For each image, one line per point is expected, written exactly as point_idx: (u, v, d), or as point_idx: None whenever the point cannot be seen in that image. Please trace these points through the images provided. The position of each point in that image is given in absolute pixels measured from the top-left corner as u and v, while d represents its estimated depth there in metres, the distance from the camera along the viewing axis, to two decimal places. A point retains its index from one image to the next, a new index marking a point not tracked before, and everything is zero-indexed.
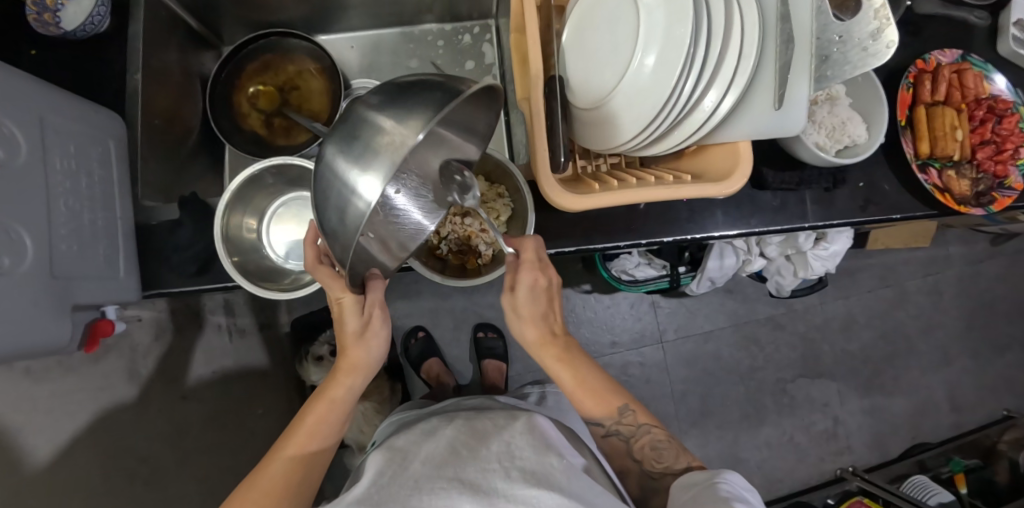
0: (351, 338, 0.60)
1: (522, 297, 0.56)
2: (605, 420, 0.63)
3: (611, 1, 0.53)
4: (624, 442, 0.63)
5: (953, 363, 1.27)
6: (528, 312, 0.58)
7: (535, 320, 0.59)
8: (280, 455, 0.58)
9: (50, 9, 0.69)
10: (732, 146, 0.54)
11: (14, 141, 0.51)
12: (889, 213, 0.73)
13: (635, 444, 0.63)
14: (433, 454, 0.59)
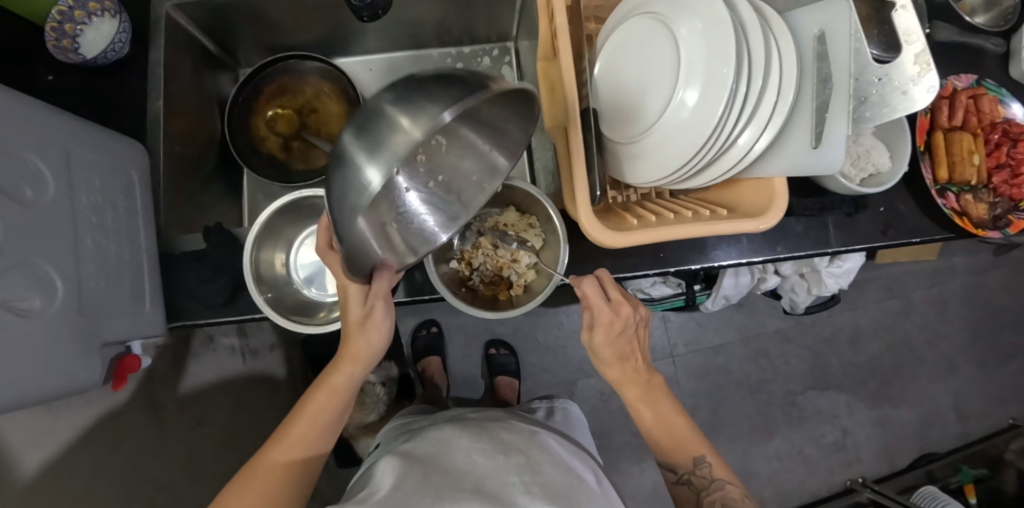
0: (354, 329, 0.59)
1: (598, 340, 0.60)
2: (677, 464, 0.64)
3: (648, 33, 0.53)
4: (694, 493, 0.62)
5: (959, 373, 1.29)
6: (610, 353, 0.62)
7: (616, 360, 0.62)
8: (277, 444, 0.57)
9: (68, 35, 0.66)
10: (767, 183, 0.54)
11: (40, 178, 0.50)
12: (907, 237, 0.74)
13: (706, 498, 0.61)
14: (458, 463, 0.59)
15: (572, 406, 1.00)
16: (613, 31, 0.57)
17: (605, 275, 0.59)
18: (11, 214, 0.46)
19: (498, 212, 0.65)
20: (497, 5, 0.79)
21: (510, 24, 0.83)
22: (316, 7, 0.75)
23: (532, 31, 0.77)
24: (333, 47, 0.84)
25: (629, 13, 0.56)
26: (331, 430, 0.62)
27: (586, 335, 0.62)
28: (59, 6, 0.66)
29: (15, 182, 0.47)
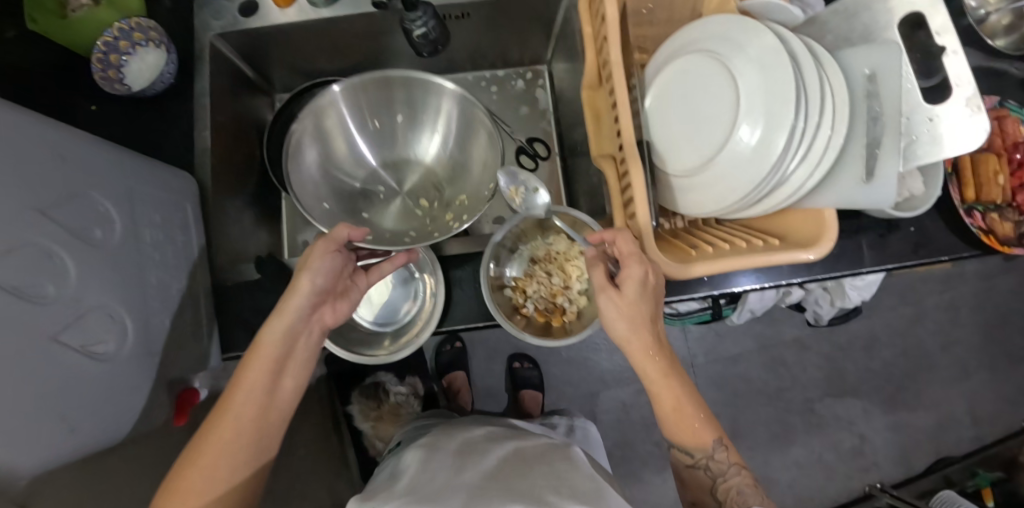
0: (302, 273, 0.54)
1: (629, 293, 0.53)
2: (693, 450, 0.59)
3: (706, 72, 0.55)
4: (709, 479, 0.59)
5: (972, 377, 1.32)
6: (633, 309, 0.54)
7: (641, 322, 0.54)
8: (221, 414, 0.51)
9: (113, 66, 0.67)
10: (817, 215, 0.56)
11: (108, 218, 0.50)
12: (939, 255, 0.76)
13: (720, 485, 0.58)
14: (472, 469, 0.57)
15: (591, 423, 1.02)
16: (665, 66, 0.59)
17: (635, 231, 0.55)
18: (83, 258, 0.47)
19: (551, 239, 0.67)
20: (534, 30, 0.80)
21: (544, 48, 0.85)
22: (357, 36, 0.76)
23: (571, 58, 0.78)
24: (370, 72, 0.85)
25: (682, 50, 0.59)
26: (281, 391, 0.54)
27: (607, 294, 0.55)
28: (105, 37, 0.66)
29: (85, 224, 0.48)
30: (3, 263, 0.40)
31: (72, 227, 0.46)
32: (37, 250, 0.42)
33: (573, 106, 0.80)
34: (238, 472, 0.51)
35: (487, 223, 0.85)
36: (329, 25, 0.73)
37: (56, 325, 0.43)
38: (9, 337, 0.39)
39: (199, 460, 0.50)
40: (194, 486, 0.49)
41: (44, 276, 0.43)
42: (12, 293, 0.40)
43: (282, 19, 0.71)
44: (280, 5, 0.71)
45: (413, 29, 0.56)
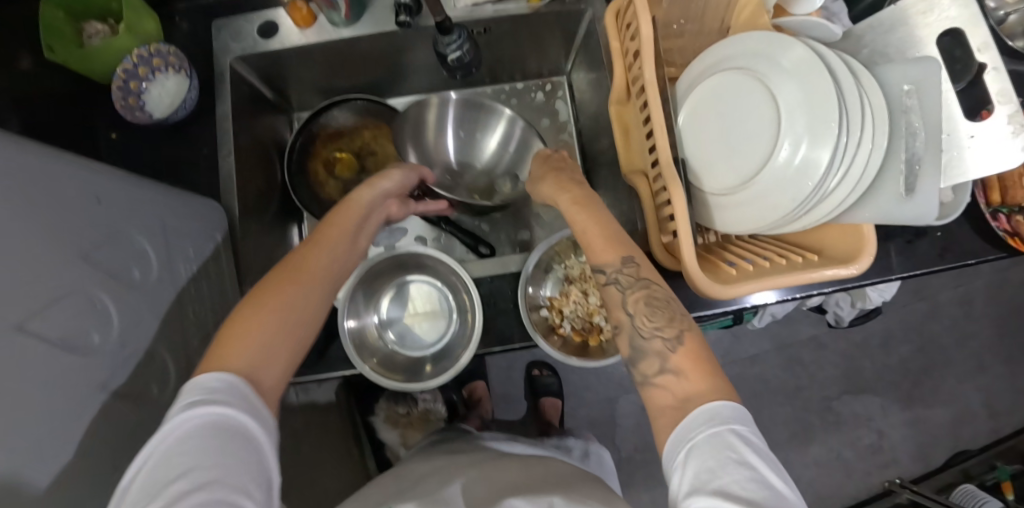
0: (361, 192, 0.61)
1: (537, 167, 0.66)
2: (603, 263, 0.49)
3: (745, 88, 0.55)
4: (619, 291, 0.47)
5: (987, 371, 1.33)
6: (548, 172, 0.63)
7: (557, 175, 0.61)
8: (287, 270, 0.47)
9: (133, 93, 0.65)
10: (855, 230, 0.55)
11: (145, 257, 0.50)
12: (966, 259, 0.75)
13: (628, 294, 0.46)
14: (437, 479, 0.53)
15: (609, 453, 0.90)
16: (698, 82, 0.59)
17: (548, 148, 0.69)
18: (123, 300, 0.46)
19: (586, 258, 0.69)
20: (555, 42, 0.79)
21: (563, 59, 0.84)
22: (378, 54, 0.75)
23: (592, 69, 0.77)
24: (389, 88, 0.84)
25: (715, 67, 0.58)
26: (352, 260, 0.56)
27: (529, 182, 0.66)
28: (125, 64, 0.65)
29: (123, 265, 0.47)
30: (49, 315, 0.39)
31: (112, 270, 0.46)
32: (81, 298, 0.42)
33: (596, 119, 0.79)
34: (301, 331, 0.45)
35: (510, 237, 0.85)
36: (349, 44, 0.72)
37: (101, 373, 0.42)
38: (59, 389, 0.38)
39: (295, 266, 0.48)
40: (283, 280, 0.46)
41: (89, 323, 0.42)
42: (59, 344, 0.39)
43: (302, 40, 0.70)
44: (300, 27, 0.70)
45: (448, 53, 0.57)
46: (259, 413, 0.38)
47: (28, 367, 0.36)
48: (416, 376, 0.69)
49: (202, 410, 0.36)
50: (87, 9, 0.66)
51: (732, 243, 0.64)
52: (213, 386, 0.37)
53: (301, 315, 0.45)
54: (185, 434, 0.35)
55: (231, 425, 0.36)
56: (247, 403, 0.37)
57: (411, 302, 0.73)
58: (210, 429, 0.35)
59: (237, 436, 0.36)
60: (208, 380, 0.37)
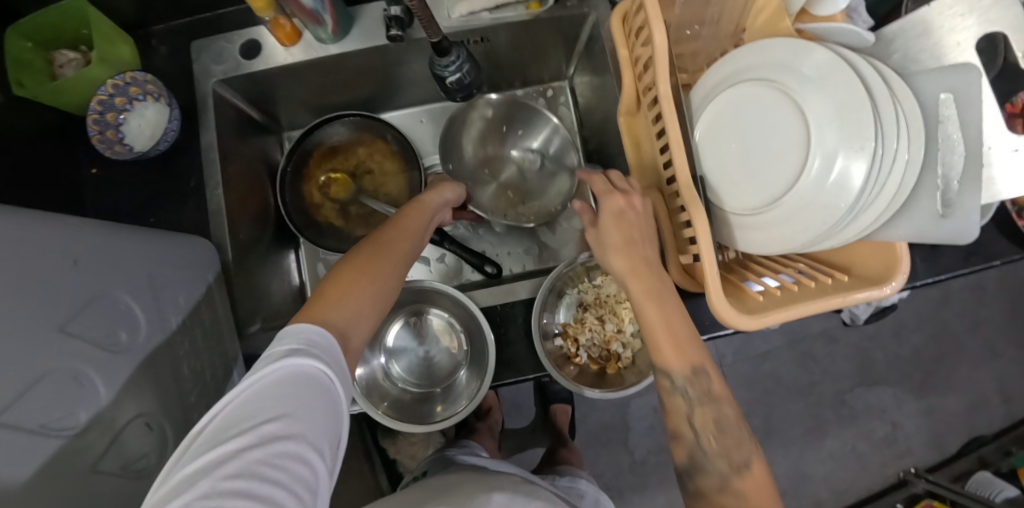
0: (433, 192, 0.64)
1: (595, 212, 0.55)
2: (671, 368, 0.49)
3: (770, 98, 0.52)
4: (685, 403, 0.49)
5: (1001, 357, 1.31)
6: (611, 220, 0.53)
7: (624, 227, 0.52)
8: (372, 250, 0.49)
9: (111, 125, 0.61)
10: (887, 247, 0.52)
11: (132, 316, 0.47)
12: (991, 262, 0.72)
13: (698, 412, 0.48)
14: (489, 486, 0.51)
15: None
16: (716, 93, 0.56)
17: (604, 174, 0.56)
18: (109, 369, 0.43)
19: (598, 282, 0.66)
20: (555, 47, 0.75)
21: (564, 64, 0.80)
22: (369, 69, 0.71)
23: (596, 75, 0.73)
24: (383, 103, 0.80)
25: (733, 76, 0.55)
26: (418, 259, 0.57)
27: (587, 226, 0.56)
28: (99, 96, 0.61)
29: (107, 329, 0.44)
30: (29, 402, 0.36)
31: (97, 338, 0.43)
32: (62, 375, 0.39)
33: (603, 127, 0.75)
34: (381, 307, 0.46)
35: (518, 253, 0.80)
36: (338, 61, 0.67)
37: (88, 453, 0.40)
38: (45, 481, 0.35)
39: (382, 247, 0.51)
40: (371, 258, 0.48)
41: (73, 401, 0.39)
42: (41, 431, 0.36)
43: (288, 59, 0.65)
44: (285, 45, 0.65)
45: (446, 75, 0.53)
46: (342, 375, 0.39)
47: (9, 466, 0.33)
48: (431, 412, 0.66)
49: (303, 358, 0.37)
50: (54, 36, 0.61)
51: (753, 262, 0.60)
52: (311, 338, 0.38)
53: (376, 284, 0.46)
54: (283, 377, 0.35)
55: (321, 381, 0.37)
56: (337, 365, 0.38)
57: (418, 331, 0.70)
58: (303, 379, 0.36)
59: (323, 395, 0.37)
60: (307, 332, 0.39)
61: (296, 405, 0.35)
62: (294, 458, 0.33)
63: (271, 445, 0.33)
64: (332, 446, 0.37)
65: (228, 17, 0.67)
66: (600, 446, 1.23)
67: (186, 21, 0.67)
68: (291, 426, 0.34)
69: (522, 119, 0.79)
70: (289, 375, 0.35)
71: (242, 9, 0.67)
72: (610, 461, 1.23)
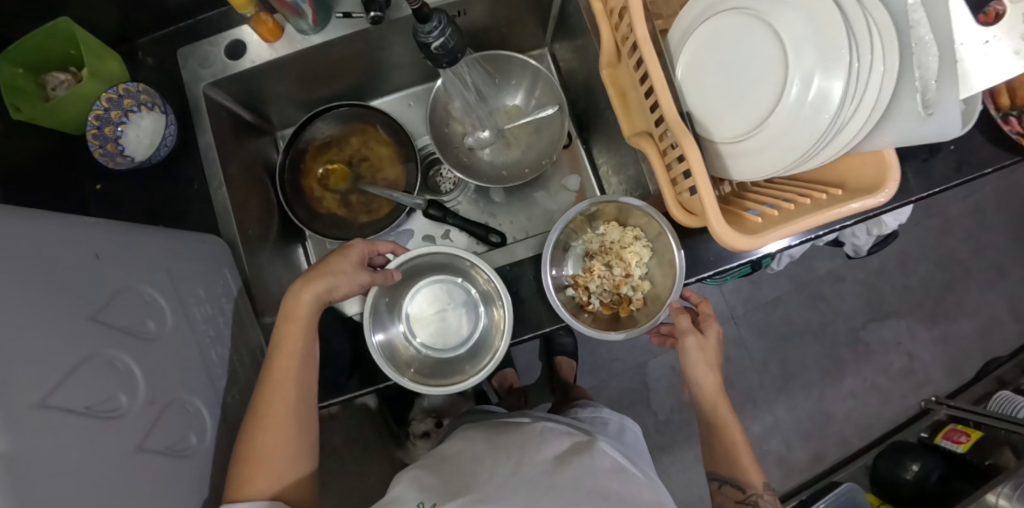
0: (334, 263, 0.60)
1: (700, 351, 0.65)
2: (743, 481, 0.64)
3: (744, 31, 0.53)
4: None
5: (1008, 276, 1.32)
6: (719, 453, 0.67)
7: (710, 369, 0.66)
8: (266, 419, 0.54)
9: (111, 138, 0.63)
10: (875, 156, 0.54)
11: (157, 307, 0.49)
12: (981, 169, 0.74)
13: None
14: (503, 467, 0.55)
15: (637, 427, 0.81)
16: (694, 30, 0.57)
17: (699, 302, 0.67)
18: (142, 357, 0.45)
19: (601, 230, 0.68)
20: (531, 12, 0.76)
21: (542, 31, 0.81)
22: (354, 57, 0.73)
23: (574, 37, 0.75)
24: (371, 91, 0.82)
25: (710, 9, 0.56)
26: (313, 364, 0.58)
27: (690, 374, 0.66)
28: (95, 111, 0.62)
29: (136, 320, 0.46)
30: (74, 385, 0.38)
31: (126, 327, 0.44)
32: (101, 360, 0.41)
33: (587, 87, 0.76)
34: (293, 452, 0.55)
35: (522, 221, 0.82)
36: (322, 51, 0.69)
37: (134, 435, 0.42)
38: (97, 456, 0.38)
39: (269, 417, 0.54)
40: (266, 456, 0.53)
41: (114, 385, 0.41)
42: (86, 413, 0.38)
43: (273, 56, 0.67)
44: (268, 41, 0.67)
45: (429, 42, 0.52)
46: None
47: (66, 442, 0.35)
48: (454, 374, 0.69)
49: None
50: (46, 59, 0.62)
51: (749, 190, 0.62)
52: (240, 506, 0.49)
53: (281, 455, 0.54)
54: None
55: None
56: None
57: (436, 296, 0.72)
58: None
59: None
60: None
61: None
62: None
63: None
64: None
65: (209, 20, 0.69)
66: (623, 411, 1.25)
67: (169, 31, 0.69)
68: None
69: (497, 73, 0.79)
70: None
71: (223, 12, 0.69)
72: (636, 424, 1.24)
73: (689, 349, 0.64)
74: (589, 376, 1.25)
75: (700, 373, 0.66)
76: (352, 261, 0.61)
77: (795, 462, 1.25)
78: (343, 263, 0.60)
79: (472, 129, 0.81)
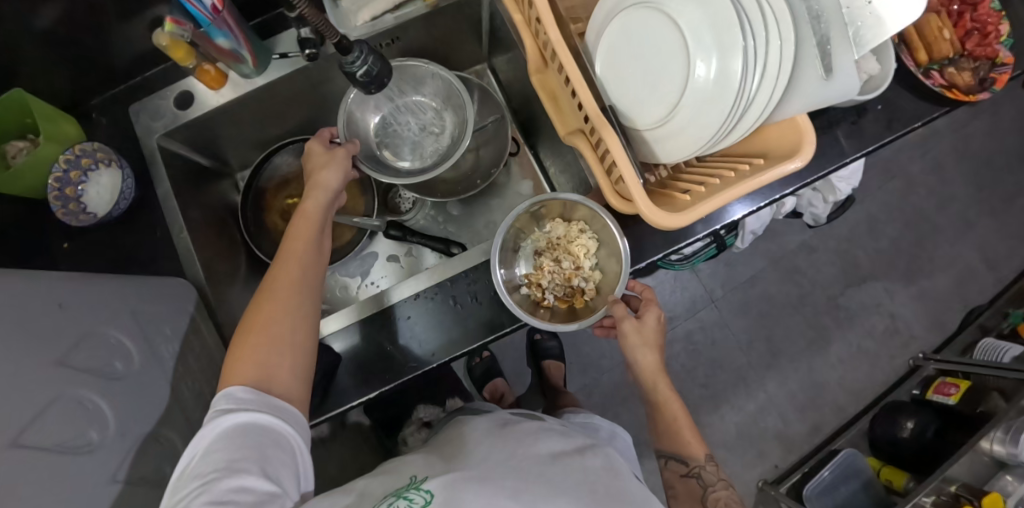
0: (319, 165, 0.66)
1: (636, 332, 0.65)
2: (687, 456, 0.66)
3: (654, 19, 0.56)
4: (700, 486, 0.65)
5: (977, 226, 1.35)
6: (664, 426, 0.69)
7: (651, 349, 0.66)
8: (267, 291, 0.55)
9: (73, 198, 0.65)
10: (792, 123, 0.56)
11: (124, 348, 0.51)
12: (912, 123, 0.76)
13: (711, 497, 0.65)
14: (497, 453, 0.55)
15: (624, 435, 0.81)
16: (607, 26, 0.61)
17: (640, 285, 0.69)
18: (110, 395, 0.47)
19: (548, 228, 0.71)
20: (464, 31, 0.80)
21: (478, 48, 0.85)
22: (299, 93, 0.76)
23: (507, 50, 0.78)
24: (321, 124, 0.85)
25: (619, 5, 0.59)
26: (320, 256, 0.60)
27: (628, 354, 0.67)
28: (55, 173, 0.65)
29: (102, 361, 0.48)
30: (42, 425, 0.40)
31: (92, 368, 0.47)
32: (68, 401, 0.43)
33: (524, 93, 0.79)
34: (291, 335, 0.52)
35: (479, 230, 0.87)
36: (267, 91, 0.72)
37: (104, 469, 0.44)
38: (66, 491, 0.40)
39: (271, 297, 0.54)
40: (262, 326, 0.52)
41: (83, 422, 0.44)
42: (56, 450, 0.40)
43: (219, 101, 0.70)
44: (213, 88, 0.70)
45: (354, 71, 0.54)
46: (286, 411, 0.49)
47: (35, 477, 0.37)
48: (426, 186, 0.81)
49: (233, 415, 0.46)
50: (4, 131, 0.66)
51: (682, 172, 0.65)
52: (239, 396, 0.47)
53: (275, 328, 0.52)
54: (221, 433, 0.45)
55: (265, 423, 0.46)
56: (269, 407, 0.47)
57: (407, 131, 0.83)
58: (245, 426, 0.45)
59: (277, 436, 0.47)
60: (234, 393, 0.47)
61: (236, 452, 0.44)
62: (256, 493, 0.43)
63: (218, 485, 0.42)
64: (284, 468, 0.46)
65: (158, 76, 0.73)
66: (618, 407, 1.26)
67: (120, 90, 0.73)
68: (235, 465, 0.43)
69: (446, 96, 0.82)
70: (229, 425, 0.45)
71: (168, 67, 0.73)
72: (632, 417, 1.25)
73: (627, 334, 0.65)
74: (579, 376, 1.27)
75: (640, 355, 0.66)
76: (336, 152, 0.66)
77: (794, 436, 1.26)
78: (328, 153, 0.66)
79: (431, 120, 0.83)
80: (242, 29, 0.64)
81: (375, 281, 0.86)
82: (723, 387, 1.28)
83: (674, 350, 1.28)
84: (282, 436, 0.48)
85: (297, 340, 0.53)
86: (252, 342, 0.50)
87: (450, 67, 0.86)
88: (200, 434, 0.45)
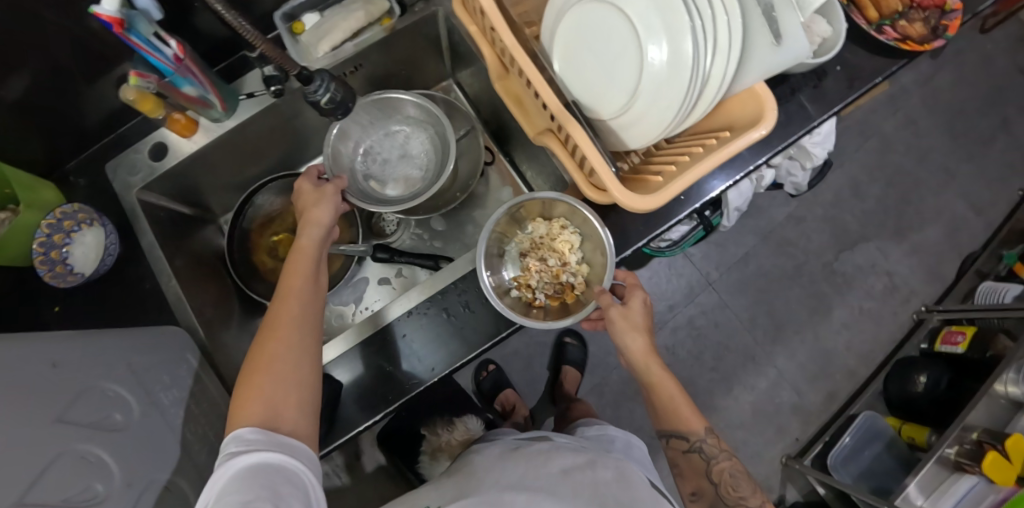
0: (310, 203, 0.67)
1: (624, 320, 0.65)
2: (687, 434, 0.67)
3: (603, 13, 0.57)
4: (705, 460, 0.67)
5: (958, 174, 1.36)
6: (663, 411, 0.68)
7: (641, 333, 0.66)
8: (267, 329, 0.55)
9: (58, 260, 0.65)
10: (752, 93, 0.56)
11: (122, 399, 0.51)
12: (873, 78, 0.77)
13: (715, 468, 0.67)
14: (506, 475, 0.55)
15: (638, 439, 0.80)
16: (561, 24, 0.62)
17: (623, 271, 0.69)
18: (111, 447, 0.47)
19: (530, 229, 0.72)
20: (426, 50, 0.82)
21: (442, 65, 0.86)
22: (270, 130, 0.77)
23: (469, 63, 0.80)
24: (297, 159, 0.86)
25: (568, 3, 0.61)
26: (317, 289, 0.61)
27: (620, 345, 0.67)
28: (38, 238, 0.65)
29: (102, 414, 0.48)
30: (46, 483, 0.40)
31: (93, 422, 0.47)
32: (71, 456, 0.43)
33: (492, 101, 0.80)
34: (294, 371, 0.52)
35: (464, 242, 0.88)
36: (239, 133, 0.74)
37: None
38: None
39: (274, 336, 0.54)
40: (264, 365, 0.52)
41: (87, 476, 0.44)
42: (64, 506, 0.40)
43: (193, 148, 0.72)
44: (185, 136, 0.71)
45: (319, 100, 0.54)
46: (296, 447, 0.49)
47: None
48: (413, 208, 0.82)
49: (247, 455, 0.46)
50: None
51: (653, 155, 0.66)
52: (250, 438, 0.47)
53: (278, 365, 0.52)
54: (233, 476, 0.44)
55: (276, 462, 0.46)
56: (281, 447, 0.47)
57: (388, 157, 0.84)
58: (257, 466, 0.45)
59: (288, 474, 0.47)
60: (246, 435, 0.47)
61: (249, 493, 0.43)
62: None
63: None
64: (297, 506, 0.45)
65: (132, 132, 0.74)
66: (630, 401, 1.25)
67: (95, 150, 0.74)
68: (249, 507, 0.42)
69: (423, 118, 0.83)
70: (242, 466, 0.45)
71: (140, 121, 0.74)
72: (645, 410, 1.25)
73: (614, 322, 0.65)
74: (587, 376, 1.26)
75: (629, 340, 0.66)
76: (323, 188, 0.67)
77: (810, 407, 1.25)
78: (316, 190, 0.68)
79: (411, 143, 0.84)
80: (208, 75, 0.66)
81: (369, 305, 0.86)
82: (733, 367, 1.28)
83: (678, 338, 1.28)
84: (295, 477, 0.47)
85: (300, 376, 0.53)
86: (257, 381, 0.51)
87: (417, 87, 0.87)
88: (214, 478, 0.44)
